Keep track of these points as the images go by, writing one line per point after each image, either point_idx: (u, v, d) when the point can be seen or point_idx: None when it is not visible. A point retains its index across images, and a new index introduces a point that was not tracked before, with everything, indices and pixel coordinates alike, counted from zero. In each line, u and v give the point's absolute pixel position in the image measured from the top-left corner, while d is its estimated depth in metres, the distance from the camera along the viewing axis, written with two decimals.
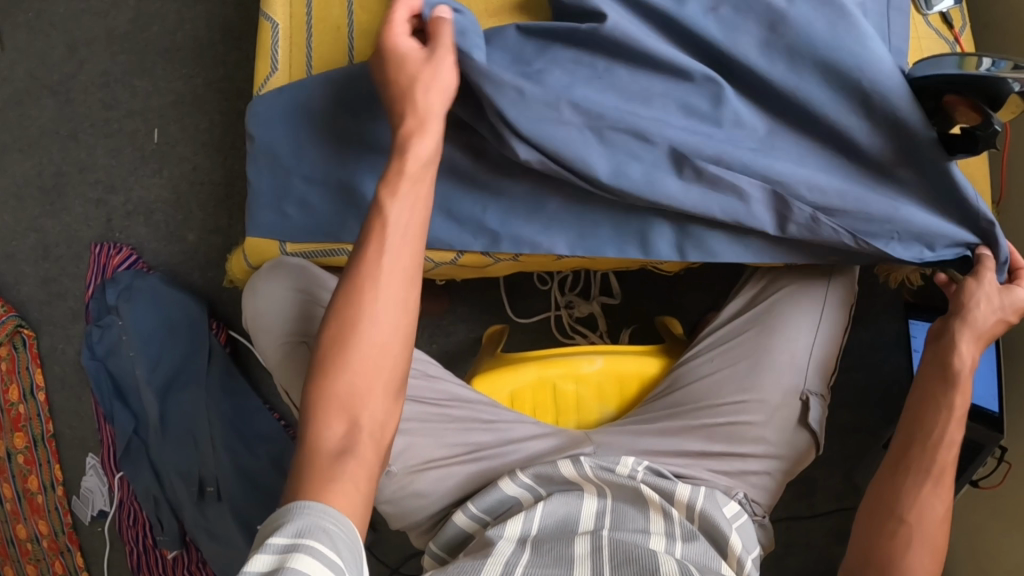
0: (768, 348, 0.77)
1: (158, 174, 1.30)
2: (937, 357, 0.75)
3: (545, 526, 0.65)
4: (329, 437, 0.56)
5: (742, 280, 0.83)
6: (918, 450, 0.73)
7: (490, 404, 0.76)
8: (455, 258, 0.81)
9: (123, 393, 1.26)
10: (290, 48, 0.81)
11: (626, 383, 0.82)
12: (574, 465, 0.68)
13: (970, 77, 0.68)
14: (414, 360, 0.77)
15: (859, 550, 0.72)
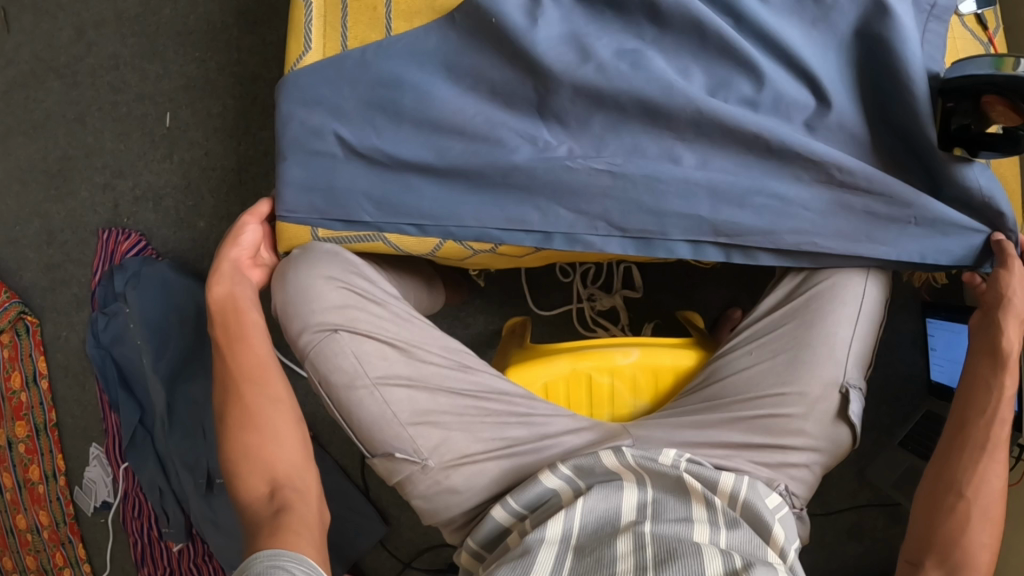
0: (805, 340, 0.76)
1: (167, 159, 1.28)
2: (986, 340, 0.75)
3: (586, 524, 0.63)
4: (258, 506, 0.68)
5: (777, 277, 0.84)
6: (972, 430, 0.74)
7: (525, 396, 0.75)
8: (494, 247, 0.79)
9: (129, 383, 1.23)
10: (322, 27, 0.80)
11: (660, 377, 0.81)
12: (616, 455, 0.69)
13: (1003, 79, 0.68)
14: (448, 350, 0.76)
15: (919, 530, 0.73)
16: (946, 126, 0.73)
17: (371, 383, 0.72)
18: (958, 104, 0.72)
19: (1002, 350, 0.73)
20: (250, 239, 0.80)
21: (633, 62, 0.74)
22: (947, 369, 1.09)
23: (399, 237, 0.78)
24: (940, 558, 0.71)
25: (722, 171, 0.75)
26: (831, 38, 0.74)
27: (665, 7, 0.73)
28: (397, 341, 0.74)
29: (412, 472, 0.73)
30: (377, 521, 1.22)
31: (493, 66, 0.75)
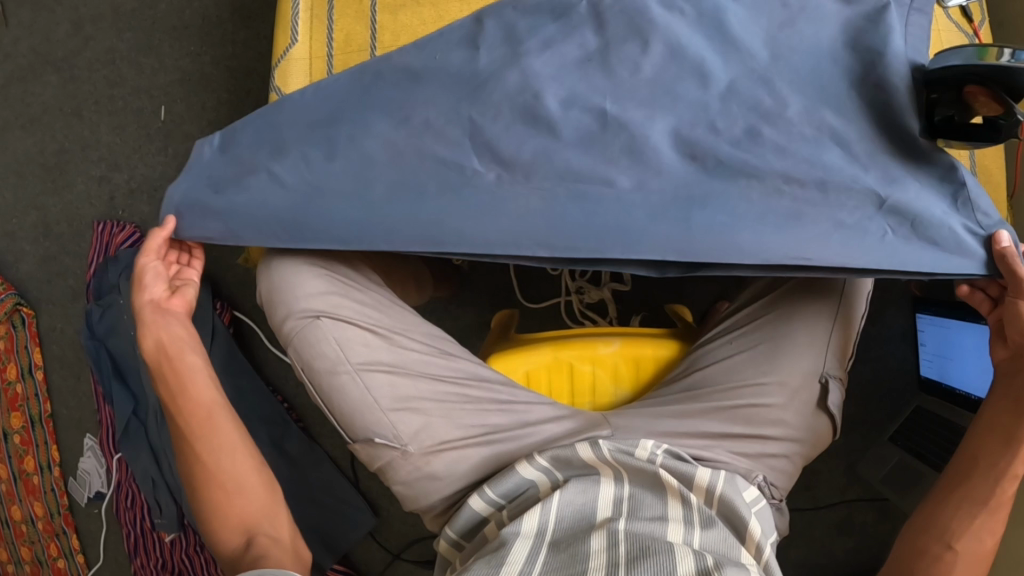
0: (787, 331, 0.76)
1: (162, 152, 1.28)
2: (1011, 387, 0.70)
3: (562, 520, 0.63)
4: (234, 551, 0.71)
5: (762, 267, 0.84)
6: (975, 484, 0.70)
7: (506, 383, 0.76)
8: None
9: (123, 373, 1.25)
10: (310, 20, 0.82)
11: (642, 365, 0.81)
12: (592, 448, 0.69)
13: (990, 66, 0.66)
14: (431, 337, 0.77)
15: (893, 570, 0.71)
16: (929, 118, 0.71)
17: (352, 368, 0.73)
18: (941, 94, 0.70)
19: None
20: (157, 278, 0.75)
21: (610, 52, 0.75)
22: (934, 364, 1.10)
23: None
24: None
25: None
26: (802, 40, 0.74)
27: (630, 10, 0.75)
28: (378, 327, 0.75)
29: (392, 458, 0.73)
30: (367, 512, 1.22)
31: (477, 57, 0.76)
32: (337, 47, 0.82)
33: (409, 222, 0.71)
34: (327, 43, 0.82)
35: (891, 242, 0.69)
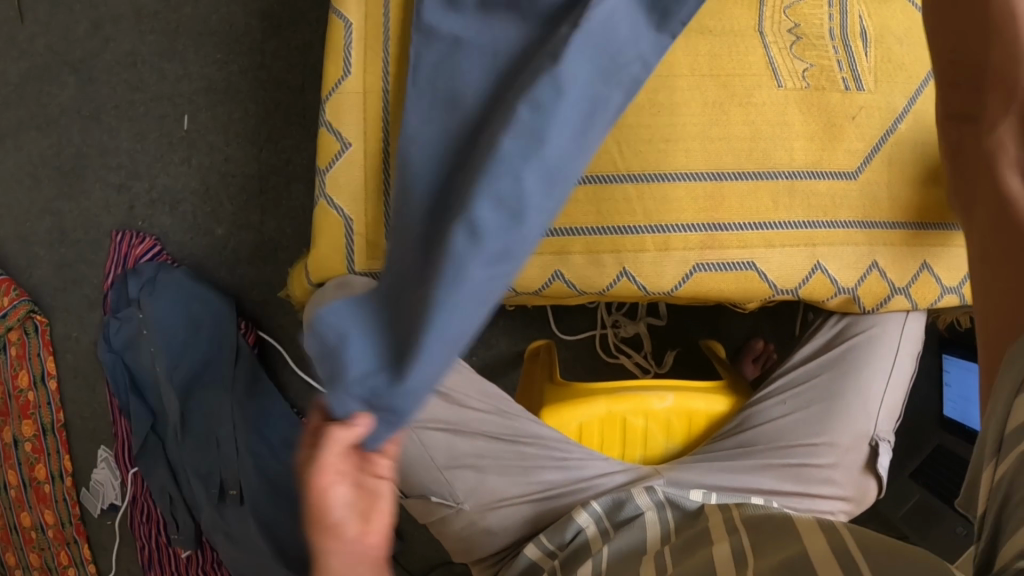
0: (841, 394, 0.77)
1: (186, 163, 1.24)
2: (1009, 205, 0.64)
3: (615, 556, 0.66)
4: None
5: (817, 321, 0.83)
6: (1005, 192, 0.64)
7: (563, 441, 0.75)
8: (539, 289, 0.74)
9: (141, 388, 1.23)
10: (364, 50, 0.78)
11: (693, 421, 0.81)
12: (648, 496, 0.72)
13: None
14: (487, 395, 0.76)
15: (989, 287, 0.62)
16: None
17: (408, 425, 0.72)
18: None
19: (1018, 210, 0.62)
20: None
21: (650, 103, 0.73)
22: (956, 406, 1.14)
23: None
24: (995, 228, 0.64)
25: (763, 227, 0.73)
26: None
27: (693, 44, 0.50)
28: (436, 384, 0.74)
29: (447, 514, 0.73)
30: (389, 535, 1.23)
31: None
32: (393, 82, 0.78)
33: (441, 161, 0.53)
34: (382, 78, 0.78)
35: None
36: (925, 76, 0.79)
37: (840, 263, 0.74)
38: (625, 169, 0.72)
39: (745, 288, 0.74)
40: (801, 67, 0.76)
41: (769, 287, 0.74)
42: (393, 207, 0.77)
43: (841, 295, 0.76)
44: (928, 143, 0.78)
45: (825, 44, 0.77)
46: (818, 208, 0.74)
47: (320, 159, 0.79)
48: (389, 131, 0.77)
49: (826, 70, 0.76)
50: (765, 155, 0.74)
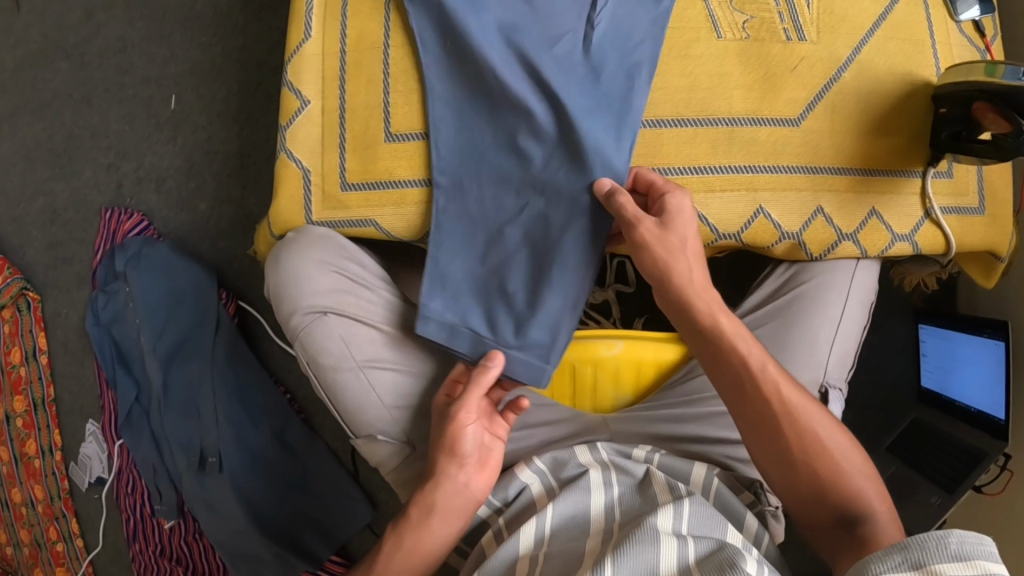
0: (788, 341, 0.79)
1: (171, 142, 1.28)
2: (831, 509, 0.68)
3: (558, 524, 0.65)
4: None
5: (768, 269, 0.84)
6: (834, 494, 0.68)
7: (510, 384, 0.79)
8: None
9: (127, 360, 1.26)
10: (323, 15, 0.81)
11: (643, 370, 0.82)
12: (591, 453, 0.73)
13: (983, 86, 0.70)
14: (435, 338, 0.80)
15: (783, 486, 0.70)
16: (938, 134, 0.77)
17: (357, 365, 0.75)
18: (949, 111, 0.75)
19: (849, 483, 0.68)
20: None
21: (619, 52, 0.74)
22: (934, 376, 1.14)
23: (391, 221, 0.77)
24: (788, 466, 0.69)
25: (702, 176, 0.76)
26: None
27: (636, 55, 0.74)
28: (384, 325, 0.77)
29: (395, 454, 0.76)
30: (366, 507, 1.24)
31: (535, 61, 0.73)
32: (349, 44, 0.79)
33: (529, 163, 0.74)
34: (340, 40, 0.80)
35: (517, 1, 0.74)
36: (870, 25, 0.80)
37: (781, 207, 0.76)
38: (632, 116, 0.73)
39: None
40: (741, 19, 0.78)
41: (711, 232, 0.76)
42: (348, 158, 0.78)
43: (786, 240, 0.77)
44: (872, 91, 0.79)
45: None
46: (758, 153, 0.75)
47: (281, 115, 0.81)
48: (346, 87, 0.79)
49: (766, 23, 0.78)
50: (706, 104, 0.76)
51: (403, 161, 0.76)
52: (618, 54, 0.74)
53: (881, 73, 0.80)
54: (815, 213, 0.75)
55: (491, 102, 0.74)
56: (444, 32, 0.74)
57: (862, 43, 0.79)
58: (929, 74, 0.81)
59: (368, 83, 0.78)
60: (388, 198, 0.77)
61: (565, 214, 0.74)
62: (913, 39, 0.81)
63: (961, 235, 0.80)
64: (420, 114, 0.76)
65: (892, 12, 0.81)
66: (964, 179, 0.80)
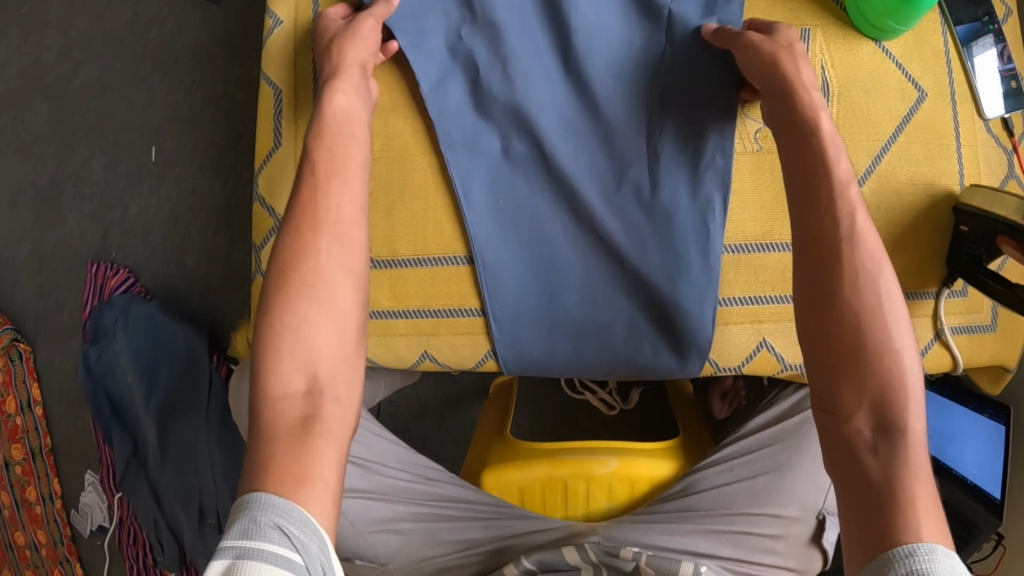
0: (791, 467, 0.78)
1: (155, 194, 1.23)
2: (858, 388, 0.55)
3: None
4: (288, 406, 0.55)
5: (778, 391, 0.85)
6: (864, 373, 0.55)
7: (487, 503, 0.75)
8: (475, 366, 0.77)
9: (122, 415, 1.21)
10: (292, 123, 0.83)
11: (637, 484, 0.81)
12: (578, 552, 0.67)
13: (1010, 223, 0.68)
14: (410, 465, 0.79)
15: (821, 360, 0.58)
16: (958, 253, 0.75)
17: None
18: (971, 230, 0.74)
19: (894, 382, 0.55)
20: None
21: (650, 171, 0.74)
22: (933, 441, 1.13)
23: (375, 350, 0.76)
24: (830, 347, 0.58)
25: (698, 296, 0.73)
26: (639, 76, 0.74)
27: (668, 170, 0.74)
28: (354, 457, 0.76)
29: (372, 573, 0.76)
30: None
31: (539, 190, 0.76)
32: None
33: (567, 270, 0.75)
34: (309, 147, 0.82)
35: (535, 119, 0.75)
36: (893, 130, 0.77)
37: (786, 340, 0.74)
38: (654, 234, 0.74)
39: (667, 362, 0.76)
40: (755, 128, 0.75)
41: (708, 366, 0.76)
42: None
43: (788, 370, 0.76)
44: (890, 204, 0.77)
45: None
46: (765, 282, 0.74)
47: (257, 233, 0.83)
48: None
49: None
50: (703, 227, 0.74)
51: (390, 285, 0.75)
52: (690, 183, 0.74)
53: (897, 183, 0.77)
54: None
55: (557, 238, 0.75)
56: (498, 181, 0.76)
57: (883, 151, 0.77)
58: (952, 182, 0.77)
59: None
60: (374, 327, 0.76)
61: (607, 315, 0.75)
62: (938, 141, 0.78)
63: (969, 354, 0.79)
64: (405, 238, 0.75)
65: (915, 114, 0.78)
66: (978, 297, 0.78)
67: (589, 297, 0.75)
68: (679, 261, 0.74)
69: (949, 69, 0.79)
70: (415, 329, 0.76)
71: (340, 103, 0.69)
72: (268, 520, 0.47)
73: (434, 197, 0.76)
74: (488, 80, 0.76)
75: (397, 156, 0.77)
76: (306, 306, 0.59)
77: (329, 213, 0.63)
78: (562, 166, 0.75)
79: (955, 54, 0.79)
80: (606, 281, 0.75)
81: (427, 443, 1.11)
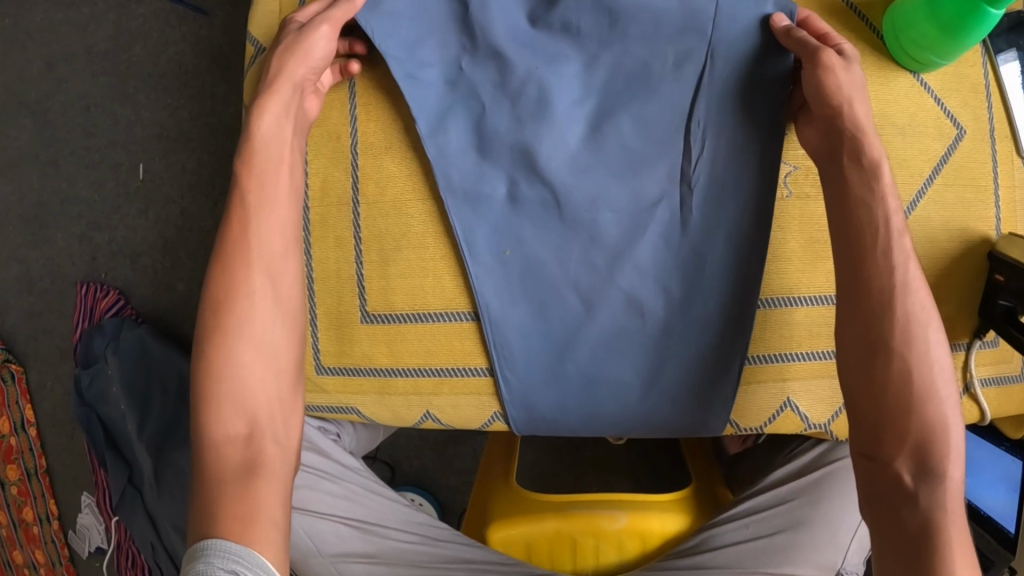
0: (812, 524, 0.74)
1: (143, 215, 1.19)
2: (901, 438, 0.56)
3: None
4: (230, 449, 0.58)
5: (799, 445, 0.81)
6: (906, 423, 0.57)
7: (495, 564, 0.72)
8: (482, 426, 0.75)
9: (117, 443, 1.17)
10: None
11: (649, 539, 0.78)
12: None
13: None
14: (413, 525, 0.75)
15: (866, 405, 0.59)
16: (992, 305, 0.71)
17: (326, 559, 0.72)
18: (1007, 281, 0.69)
19: (936, 432, 0.56)
20: None
21: (670, 219, 0.71)
22: None
23: (375, 410, 0.75)
24: (875, 396, 0.58)
25: (713, 351, 0.71)
26: (659, 116, 0.70)
27: (692, 216, 0.70)
28: (354, 520, 0.74)
29: None
30: None
31: (546, 238, 0.71)
32: (313, 198, 0.75)
33: (584, 318, 0.72)
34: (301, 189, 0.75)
35: (547, 160, 0.70)
36: (929, 171, 0.72)
37: (810, 399, 0.72)
38: (670, 286, 0.71)
39: (685, 417, 0.73)
40: (784, 171, 0.71)
41: (728, 428, 0.74)
42: (323, 339, 0.75)
43: (813, 429, 0.74)
44: (922, 251, 0.72)
45: None
46: (797, 338, 0.71)
47: None
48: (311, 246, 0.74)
49: (812, 174, 0.71)
50: (714, 283, 0.70)
51: (389, 343, 0.74)
52: (716, 232, 0.70)
53: (930, 229, 0.72)
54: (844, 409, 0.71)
55: (570, 286, 0.71)
56: (505, 228, 0.72)
57: (920, 195, 0.72)
58: (988, 228, 0.73)
59: (336, 244, 0.74)
60: (375, 387, 0.75)
61: (624, 366, 0.72)
62: (974, 183, 0.73)
63: (995, 407, 0.75)
64: (404, 293, 0.73)
65: (953, 153, 0.73)
66: (1008, 348, 0.74)
67: (606, 348, 0.72)
68: (698, 315, 0.71)
69: (988, 103, 0.73)
70: (415, 389, 0.74)
71: (270, 125, 0.66)
72: (222, 565, 0.51)
73: (434, 247, 0.73)
74: (493, 120, 0.71)
75: (395, 202, 0.73)
76: (243, 349, 0.60)
77: (261, 245, 0.64)
78: (575, 212, 0.71)
79: (995, 85, 0.73)
80: (623, 332, 0.72)
81: (428, 472, 1.09)
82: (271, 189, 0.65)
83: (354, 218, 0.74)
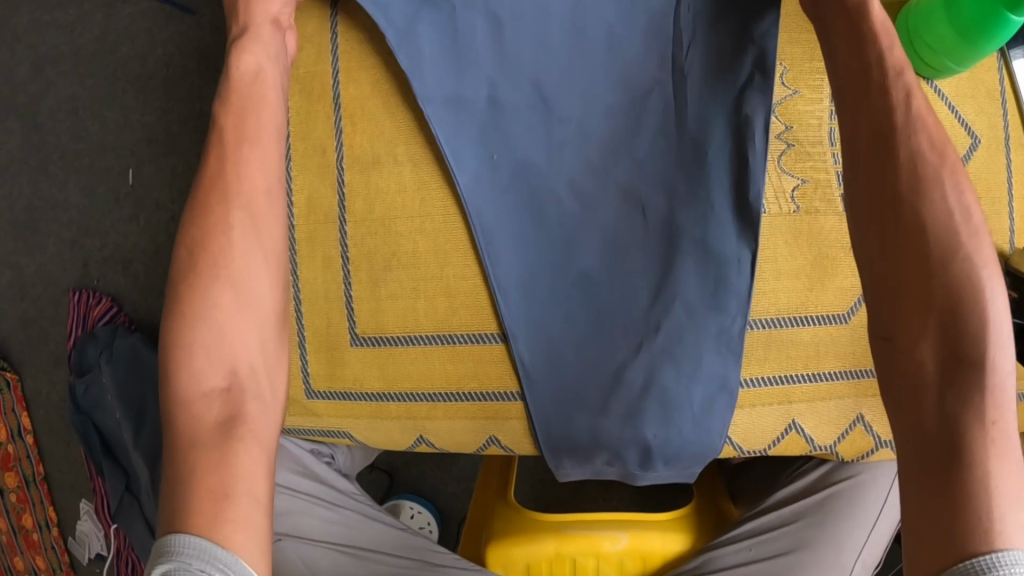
0: (819, 546, 0.72)
1: (134, 220, 1.17)
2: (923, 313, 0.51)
3: None
4: (206, 408, 0.53)
5: (803, 463, 0.79)
6: (929, 287, 0.51)
7: None
8: (477, 451, 0.74)
9: (113, 450, 1.16)
10: None
11: (650, 560, 0.77)
12: None
13: None
14: (409, 549, 0.74)
15: (880, 282, 0.54)
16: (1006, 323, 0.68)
17: None
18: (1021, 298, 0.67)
19: (966, 291, 0.50)
20: None
21: (665, 137, 0.70)
22: None
23: (368, 434, 0.74)
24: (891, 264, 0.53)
25: (713, 279, 0.69)
26: (646, 40, 0.71)
27: (688, 128, 0.70)
28: (349, 544, 0.73)
29: None
30: None
31: (540, 155, 0.71)
32: (299, 214, 0.73)
33: (581, 229, 0.71)
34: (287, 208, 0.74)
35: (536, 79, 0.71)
36: None
37: (817, 422, 0.70)
38: (668, 201, 0.70)
39: (692, 385, 0.69)
40: (791, 182, 0.70)
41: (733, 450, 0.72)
42: (311, 362, 0.73)
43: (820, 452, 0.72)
44: None
45: (822, 151, 0.70)
46: (796, 358, 0.69)
47: None
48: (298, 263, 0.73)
49: (821, 188, 0.70)
50: (713, 196, 0.69)
51: (380, 366, 0.72)
52: (713, 149, 0.69)
53: None
54: (853, 428, 0.70)
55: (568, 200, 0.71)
56: (497, 148, 0.71)
57: None
58: (1002, 241, 0.70)
59: (324, 265, 0.73)
60: (365, 413, 0.73)
61: (626, 281, 0.70)
62: (990, 195, 0.70)
63: None
64: (393, 317, 0.71)
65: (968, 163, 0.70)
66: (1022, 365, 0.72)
67: (605, 264, 0.70)
68: (702, 231, 0.69)
69: (1004, 111, 0.70)
70: (407, 414, 0.72)
71: (249, 63, 0.64)
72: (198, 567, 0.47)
73: (426, 266, 0.71)
74: (479, 53, 0.71)
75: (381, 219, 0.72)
76: (221, 294, 0.56)
77: (245, 184, 0.60)
78: (567, 130, 0.71)
79: (1012, 94, 0.71)
80: (625, 245, 0.70)
81: (427, 481, 1.08)
82: (256, 126, 0.62)
83: (342, 236, 0.72)
